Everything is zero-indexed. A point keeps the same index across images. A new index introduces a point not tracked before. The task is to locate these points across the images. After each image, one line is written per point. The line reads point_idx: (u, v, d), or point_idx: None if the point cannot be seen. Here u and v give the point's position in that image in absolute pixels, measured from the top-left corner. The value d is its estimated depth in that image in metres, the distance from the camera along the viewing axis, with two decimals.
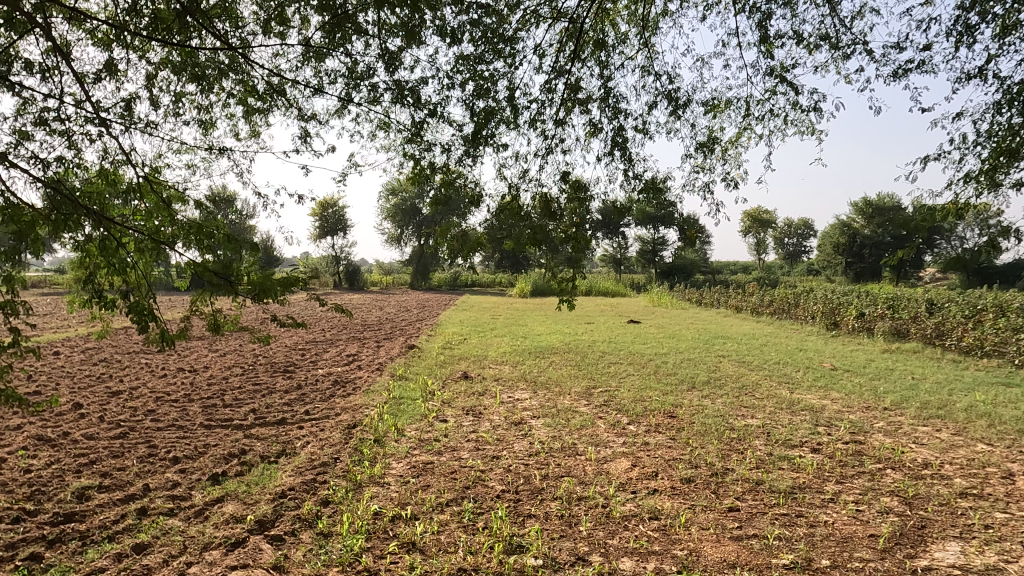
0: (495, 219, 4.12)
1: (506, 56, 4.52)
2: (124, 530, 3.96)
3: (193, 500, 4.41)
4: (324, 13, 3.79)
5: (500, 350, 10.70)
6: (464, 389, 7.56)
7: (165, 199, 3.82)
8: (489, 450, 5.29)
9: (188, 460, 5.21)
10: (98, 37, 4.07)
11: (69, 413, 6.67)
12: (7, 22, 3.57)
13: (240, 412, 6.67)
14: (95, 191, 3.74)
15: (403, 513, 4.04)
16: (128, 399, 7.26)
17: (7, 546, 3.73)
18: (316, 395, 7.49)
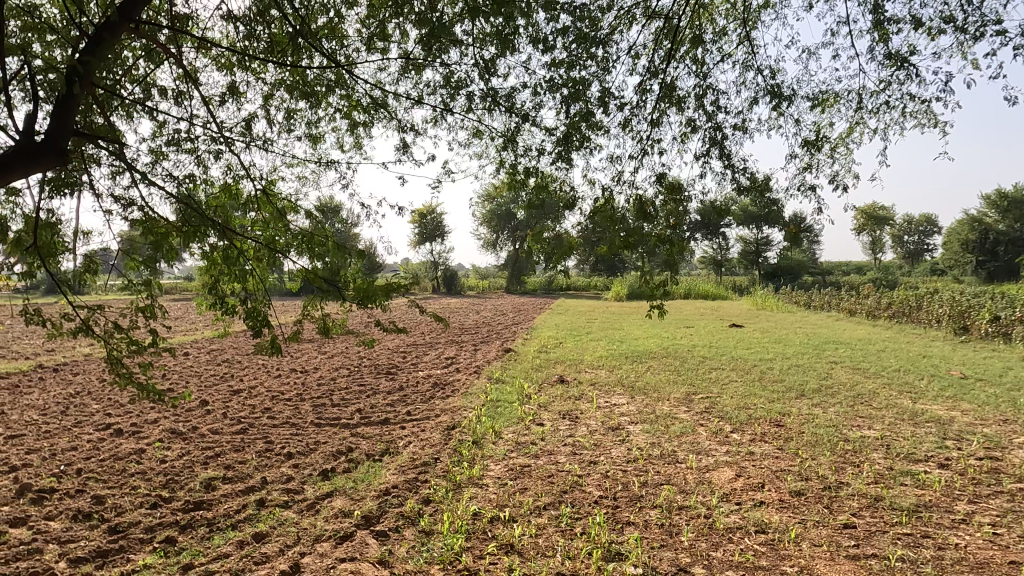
0: (589, 223, 4.07)
1: (600, 58, 4.46)
2: (246, 519, 4.26)
3: (305, 494, 4.68)
4: (422, 26, 3.88)
5: (597, 354, 10.60)
6: (560, 393, 7.56)
7: (279, 209, 4.05)
8: (586, 455, 5.25)
9: (301, 456, 5.53)
10: (221, 64, 4.39)
11: (198, 408, 7.27)
12: (146, 54, 3.93)
13: (347, 412, 7.01)
14: (219, 204, 4.02)
15: (502, 515, 4.09)
16: (248, 397, 7.81)
17: (146, 529, 4.13)
18: (416, 396, 7.73)
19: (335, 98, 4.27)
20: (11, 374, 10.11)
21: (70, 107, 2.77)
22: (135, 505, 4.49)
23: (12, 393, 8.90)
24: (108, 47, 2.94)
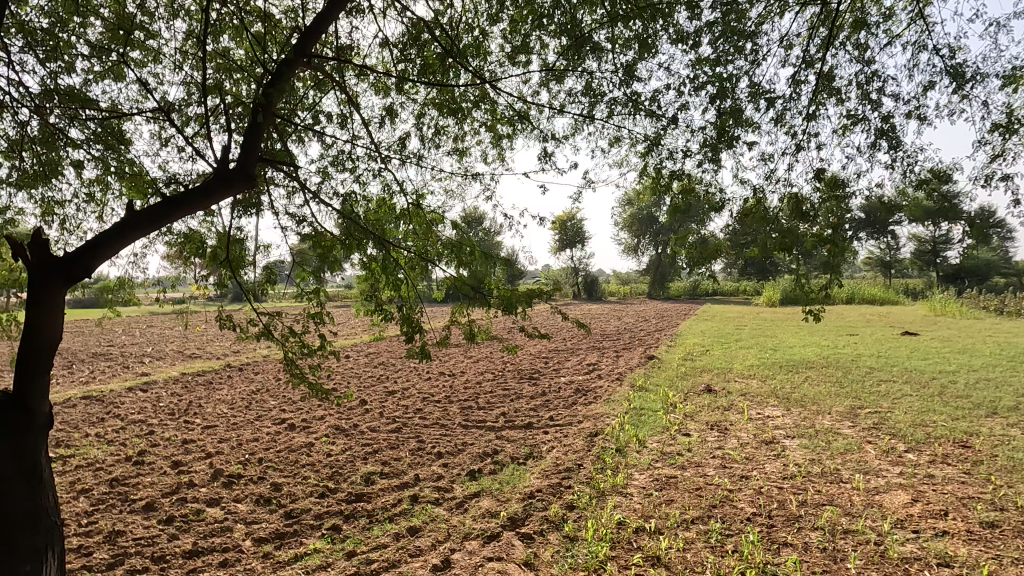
0: (738, 225, 3.86)
1: (749, 53, 4.23)
2: (401, 512, 4.53)
3: (455, 492, 4.88)
4: (564, 36, 3.91)
5: (747, 363, 10.04)
6: (708, 403, 7.25)
7: (428, 220, 4.25)
8: (737, 469, 5.00)
9: (450, 456, 5.78)
10: (378, 88, 4.71)
11: (358, 407, 7.86)
12: (316, 84, 4.31)
13: (493, 415, 7.23)
14: (377, 218, 4.31)
15: (647, 526, 4.00)
16: (402, 398, 8.32)
17: (316, 516, 4.53)
18: (559, 402, 7.79)
19: (480, 112, 4.41)
20: (206, 372, 11.57)
21: (256, 135, 3.12)
22: (306, 494, 4.94)
23: (208, 388, 10.17)
24: (287, 80, 3.27)
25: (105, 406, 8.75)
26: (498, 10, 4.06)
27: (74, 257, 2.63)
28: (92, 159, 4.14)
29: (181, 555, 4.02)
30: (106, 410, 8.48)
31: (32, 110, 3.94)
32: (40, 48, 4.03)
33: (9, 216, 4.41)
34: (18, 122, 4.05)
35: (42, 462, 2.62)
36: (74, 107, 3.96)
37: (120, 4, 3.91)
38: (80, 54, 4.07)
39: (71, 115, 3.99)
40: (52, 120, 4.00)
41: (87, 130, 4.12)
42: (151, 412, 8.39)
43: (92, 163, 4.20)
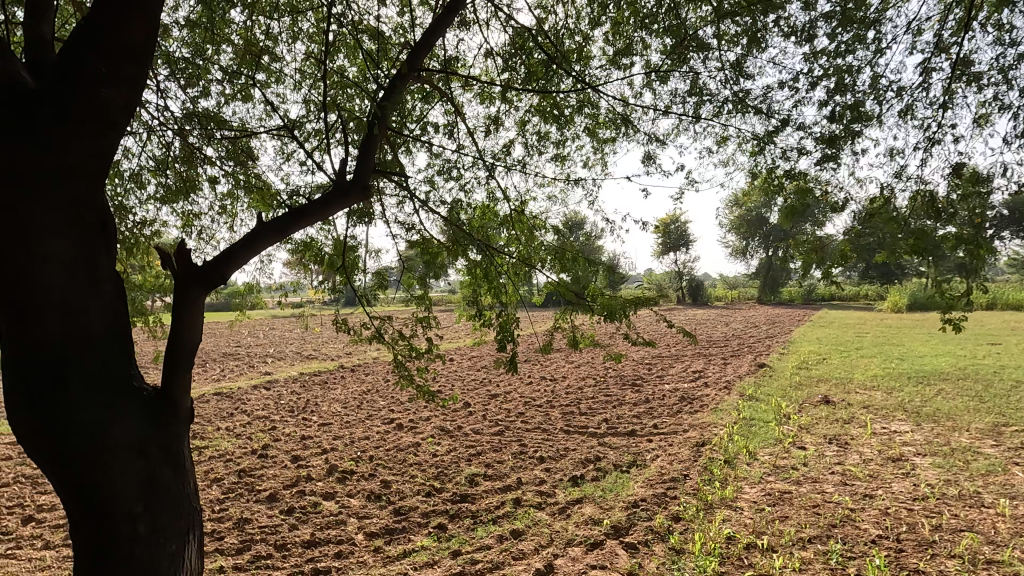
0: (862, 226, 3.58)
1: (871, 42, 3.92)
2: (504, 515, 4.58)
3: (557, 497, 4.88)
4: (669, 36, 3.80)
5: (870, 373, 9.35)
6: (826, 415, 6.82)
7: (531, 226, 4.27)
8: (859, 486, 4.67)
9: (553, 461, 5.79)
10: (481, 97, 4.80)
11: (463, 410, 8.05)
12: (423, 97, 4.45)
13: (595, 421, 7.17)
14: (480, 225, 4.37)
15: (759, 543, 3.82)
16: (504, 401, 8.44)
17: (423, 514, 4.68)
18: (663, 410, 7.61)
19: (581, 118, 4.39)
20: (322, 372, 12.28)
21: (371, 146, 3.27)
22: (413, 492, 5.11)
23: (323, 387, 10.79)
24: (399, 94, 3.41)
25: (234, 401, 9.49)
26: (601, 14, 4.01)
27: (211, 266, 2.86)
28: (225, 174, 4.51)
29: (300, 544, 4.28)
30: (236, 406, 9.20)
31: (174, 131, 4.35)
32: (181, 74, 4.45)
33: (155, 228, 4.89)
34: (163, 143, 4.49)
35: (185, 451, 2.87)
36: (210, 128, 4.34)
37: (248, 30, 4.24)
38: (214, 78, 4.45)
39: (206, 134, 4.37)
40: (191, 139, 4.40)
41: (221, 147, 4.50)
42: (274, 409, 9.01)
43: (224, 177, 4.58)
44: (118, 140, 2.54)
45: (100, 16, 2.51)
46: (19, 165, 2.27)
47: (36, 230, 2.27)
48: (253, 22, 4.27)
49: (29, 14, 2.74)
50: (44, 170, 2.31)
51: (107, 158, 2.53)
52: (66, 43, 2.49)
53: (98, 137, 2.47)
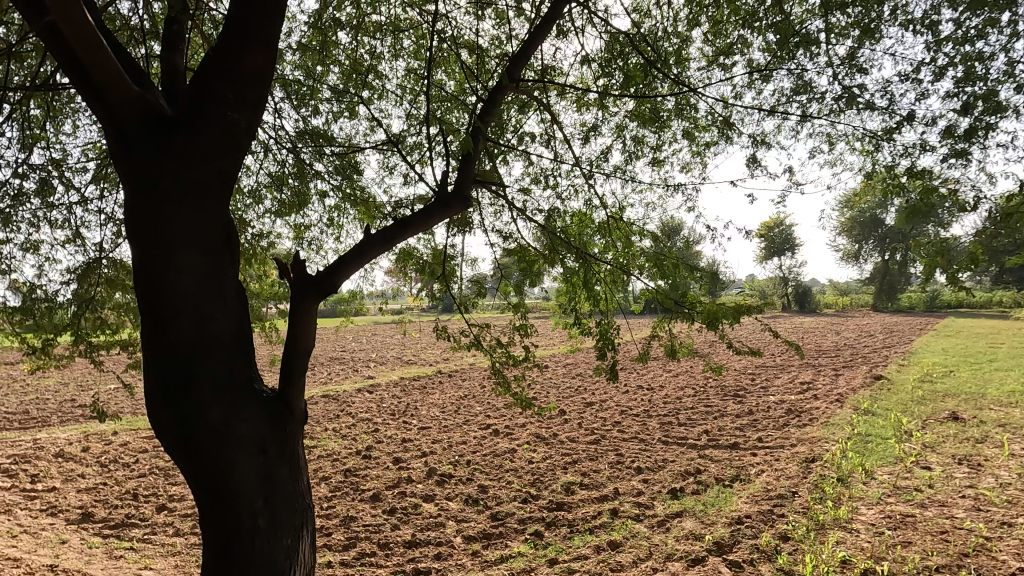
0: (997, 228, 3.26)
1: (1006, 25, 3.58)
2: (601, 525, 4.53)
3: (656, 510, 4.76)
4: (774, 33, 3.64)
5: (1006, 388, 8.49)
6: (954, 433, 6.25)
7: (628, 232, 4.21)
8: (995, 513, 4.24)
9: (650, 472, 5.66)
10: (577, 105, 4.79)
11: (558, 417, 8.05)
12: (519, 107, 4.51)
13: (694, 432, 6.95)
14: (576, 232, 4.36)
15: (878, 569, 3.55)
16: (600, 410, 8.36)
17: (520, 520, 4.71)
18: (768, 422, 7.26)
19: (679, 122, 4.28)
20: (422, 377, 12.66)
21: (472, 157, 3.34)
22: (510, 498, 5.16)
23: (423, 392, 11.12)
24: (497, 106, 3.47)
25: (340, 404, 9.97)
26: (700, 14, 3.90)
27: (323, 275, 3.03)
28: (333, 188, 4.77)
29: (402, 544, 4.41)
30: (342, 408, 9.66)
31: (287, 149, 4.64)
32: (293, 95, 4.75)
33: (271, 240, 5.24)
34: (279, 161, 4.80)
35: (301, 451, 3.04)
36: (319, 145, 4.59)
37: (353, 50, 4.47)
38: (323, 97, 4.73)
39: (315, 150, 4.64)
40: (302, 156, 4.68)
41: (329, 162, 4.76)
42: (377, 412, 9.38)
43: (332, 191, 4.83)
44: (242, 159, 2.75)
45: (226, 47, 2.74)
46: (158, 187, 2.51)
47: (172, 245, 2.50)
48: (358, 43, 4.49)
49: (165, 48, 3.04)
50: (180, 188, 2.54)
51: (233, 176, 2.75)
52: (195, 74, 2.74)
53: (225, 156, 2.68)
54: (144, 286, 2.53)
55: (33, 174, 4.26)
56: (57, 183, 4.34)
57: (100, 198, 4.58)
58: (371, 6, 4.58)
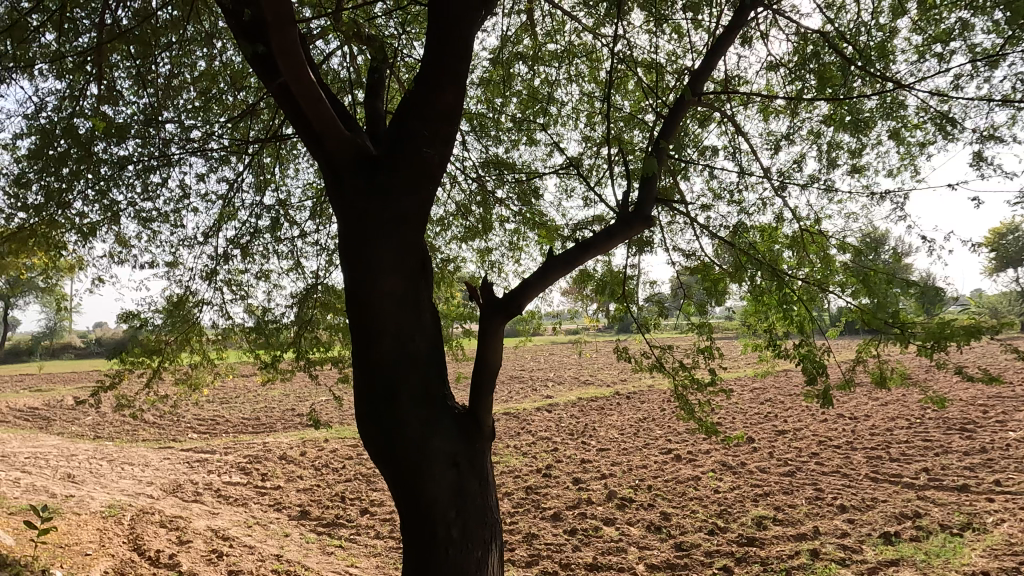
0: None
1: None
2: (799, 567, 4.15)
3: (865, 555, 4.26)
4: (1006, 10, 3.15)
5: None
6: None
7: (825, 246, 3.87)
8: None
9: (857, 511, 5.08)
10: (763, 112, 4.52)
11: (746, 445, 7.57)
12: (700, 120, 4.36)
13: (911, 470, 6.13)
14: (765, 248, 4.09)
15: None
16: (794, 439, 7.71)
17: (707, 554, 4.47)
18: (1009, 463, 6.18)
19: (885, 122, 3.87)
20: (600, 397, 12.61)
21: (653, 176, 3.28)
22: (695, 528, 4.92)
23: (601, 413, 11.08)
24: (678, 122, 3.39)
25: (521, 422, 10.26)
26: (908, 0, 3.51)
27: (510, 297, 3.14)
28: (515, 213, 4.97)
29: (583, 566, 4.40)
30: (523, 426, 9.93)
31: (472, 178, 4.94)
32: (476, 128, 5.06)
33: (457, 265, 5.58)
34: (465, 190, 5.11)
35: (493, 468, 3.13)
36: (502, 173, 4.82)
37: (531, 79, 4.66)
38: (503, 126, 4.98)
39: (498, 177, 4.88)
40: (486, 184, 4.95)
41: (511, 188, 4.98)
42: (556, 431, 9.51)
43: (514, 216, 5.04)
44: (436, 190, 2.98)
45: (422, 88, 2.99)
46: (366, 219, 2.81)
47: (377, 272, 2.79)
48: (535, 72, 4.68)
49: (369, 94, 3.41)
50: (382, 219, 2.81)
51: (429, 206, 2.99)
52: (395, 116, 3.03)
53: (420, 187, 2.90)
54: (354, 308, 2.85)
55: (266, 213, 4.95)
56: (284, 219, 5.00)
57: (316, 231, 5.19)
58: (547, 36, 4.75)
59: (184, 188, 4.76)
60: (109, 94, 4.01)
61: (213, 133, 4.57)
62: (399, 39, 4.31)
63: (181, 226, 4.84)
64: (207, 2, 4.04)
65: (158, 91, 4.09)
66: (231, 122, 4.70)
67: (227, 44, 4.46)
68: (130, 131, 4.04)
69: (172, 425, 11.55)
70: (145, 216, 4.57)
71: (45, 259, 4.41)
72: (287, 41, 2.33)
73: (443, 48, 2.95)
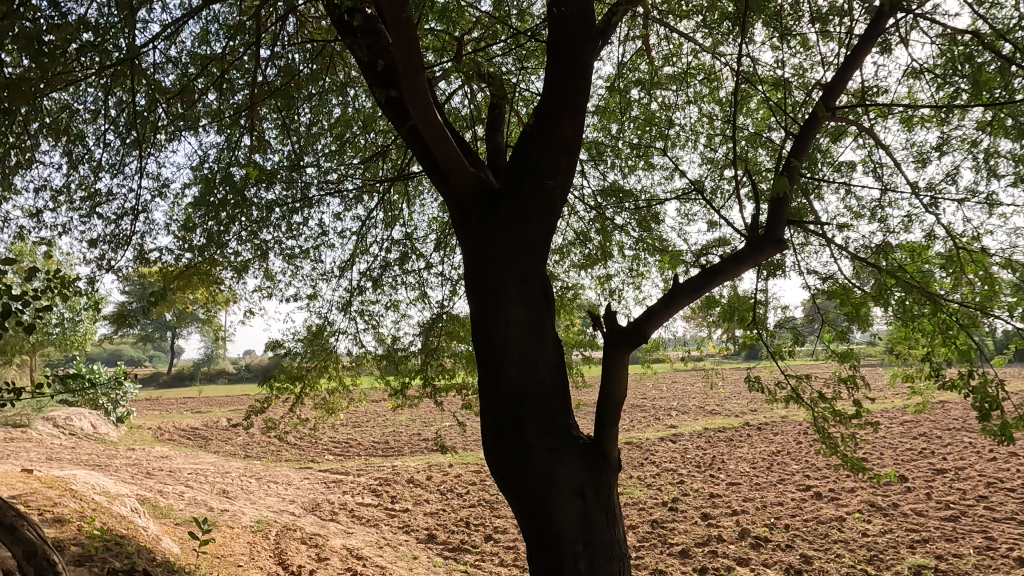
0: None
1: None
2: None
3: None
4: None
5: None
6: None
7: (986, 265, 3.49)
8: None
9: None
10: (905, 122, 4.19)
11: (898, 485, 6.90)
12: (833, 135, 4.13)
13: None
14: (914, 268, 3.76)
15: None
16: (956, 479, 6.92)
17: None
18: None
19: None
20: (728, 428, 12.02)
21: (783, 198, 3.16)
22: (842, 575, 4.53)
23: (730, 445, 10.55)
24: (809, 141, 3.25)
25: (644, 452, 10.00)
26: None
27: (634, 326, 3.11)
28: (635, 240, 4.92)
29: None
30: (646, 457, 9.66)
31: (591, 206, 4.96)
32: (593, 156, 5.09)
33: (577, 292, 5.59)
34: (584, 218, 5.14)
35: (620, 501, 3.07)
36: (621, 199, 4.81)
37: (648, 104, 4.63)
38: (620, 152, 4.98)
39: (617, 204, 4.87)
40: (605, 211, 4.95)
41: (631, 215, 4.95)
42: (682, 463, 9.16)
43: (633, 242, 4.99)
44: (558, 220, 3.04)
45: (543, 123, 3.09)
46: (490, 251, 2.93)
47: (501, 302, 2.88)
48: (652, 97, 4.65)
49: (489, 130, 3.58)
50: (506, 250, 2.91)
51: (550, 237, 3.05)
52: (516, 150, 3.16)
53: (543, 219, 2.98)
54: (480, 337, 2.94)
55: (395, 246, 5.24)
56: (411, 252, 5.26)
57: (441, 262, 5.41)
58: (664, 60, 4.71)
59: (323, 226, 5.14)
60: (260, 144, 4.45)
61: (348, 174, 4.92)
62: (517, 75, 4.46)
63: (320, 261, 5.22)
64: (343, 55, 4.40)
65: (300, 139, 4.48)
66: (363, 163, 5.05)
67: (359, 91, 4.81)
68: (277, 176, 4.45)
69: (311, 447, 12.36)
70: (290, 252, 4.98)
71: (207, 293, 4.91)
72: (415, 85, 2.53)
73: (561, 82, 3.06)
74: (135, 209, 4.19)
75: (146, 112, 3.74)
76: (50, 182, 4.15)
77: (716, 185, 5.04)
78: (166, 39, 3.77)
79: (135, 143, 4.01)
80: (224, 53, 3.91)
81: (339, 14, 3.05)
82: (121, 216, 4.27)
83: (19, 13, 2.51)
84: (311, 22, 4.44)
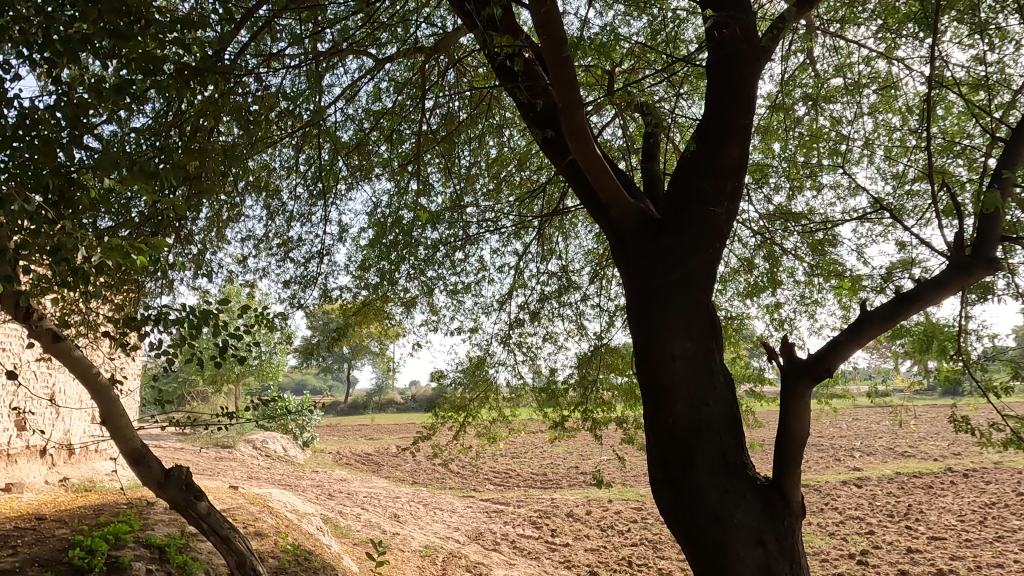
0: None
1: None
2: None
3: None
4: None
5: None
6: None
7: None
8: None
9: None
10: None
11: None
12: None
13: None
14: None
15: None
16: None
17: None
18: None
19: None
20: (926, 474, 10.63)
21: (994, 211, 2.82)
22: None
23: (928, 492, 9.31)
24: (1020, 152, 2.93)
25: (824, 496, 9.12)
26: None
27: (816, 358, 2.88)
28: (807, 265, 4.62)
29: None
30: (827, 501, 8.80)
31: (756, 231, 4.72)
32: (756, 178, 4.86)
33: (743, 322, 5.30)
34: (748, 243, 4.91)
35: (806, 550, 2.81)
36: (790, 222, 4.54)
37: (814, 120, 4.34)
38: (785, 173, 4.70)
39: (784, 228, 4.59)
40: (771, 236, 4.68)
41: (801, 238, 4.66)
42: (870, 510, 8.23)
43: (805, 267, 4.67)
44: (724, 247, 2.95)
45: (705, 150, 3.03)
46: (654, 282, 2.90)
47: (667, 333, 2.82)
48: (819, 112, 4.36)
49: (644, 160, 3.58)
50: (670, 280, 2.86)
51: (717, 265, 2.96)
52: (676, 178, 3.13)
53: (708, 246, 2.90)
54: (645, 370, 2.89)
55: (552, 279, 5.33)
56: (567, 284, 5.32)
57: (597, 293, 5.41)
58: (832, 71, 4.41)
59: (483, 262, 5.37)
60: (426, 187, 4.78)
61: (505, 212, 5.12)
62: (671, 101, 4.40)
63: (481, 294, 5.44)
64: (500, 98, 4.62)
65: (461, 180, 4.75)
66: (519, 199, 5.22)
67: (515, 132, 5.01)
68: (442, 217, 4.74)
69: (473, 476, 12.75)
70: (453, 288, 5.24)
71: (380, 327, 5.29)
72: (576, 122, 2.60)
73: (721, 105, 3.00)
74: (320, 252, 4.66)
75: (330, 165, 4.18)
76: (253, 231, 4.74)
77: (901, 202, 4.58)
78: (347, 100, 4.21)
79: (321, 194, 4.48)
80: (394, 107, 4.27)
81: (499, 61, 3.24)
82: (309, 259, 4.76)
83: (233, 91, 2.95)
84: (471, 72, 4.72)
